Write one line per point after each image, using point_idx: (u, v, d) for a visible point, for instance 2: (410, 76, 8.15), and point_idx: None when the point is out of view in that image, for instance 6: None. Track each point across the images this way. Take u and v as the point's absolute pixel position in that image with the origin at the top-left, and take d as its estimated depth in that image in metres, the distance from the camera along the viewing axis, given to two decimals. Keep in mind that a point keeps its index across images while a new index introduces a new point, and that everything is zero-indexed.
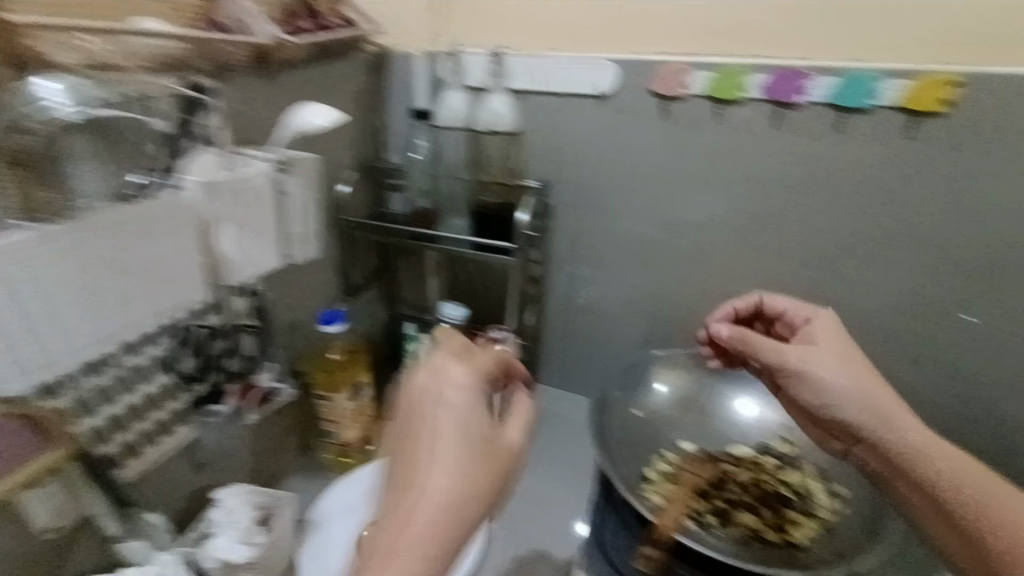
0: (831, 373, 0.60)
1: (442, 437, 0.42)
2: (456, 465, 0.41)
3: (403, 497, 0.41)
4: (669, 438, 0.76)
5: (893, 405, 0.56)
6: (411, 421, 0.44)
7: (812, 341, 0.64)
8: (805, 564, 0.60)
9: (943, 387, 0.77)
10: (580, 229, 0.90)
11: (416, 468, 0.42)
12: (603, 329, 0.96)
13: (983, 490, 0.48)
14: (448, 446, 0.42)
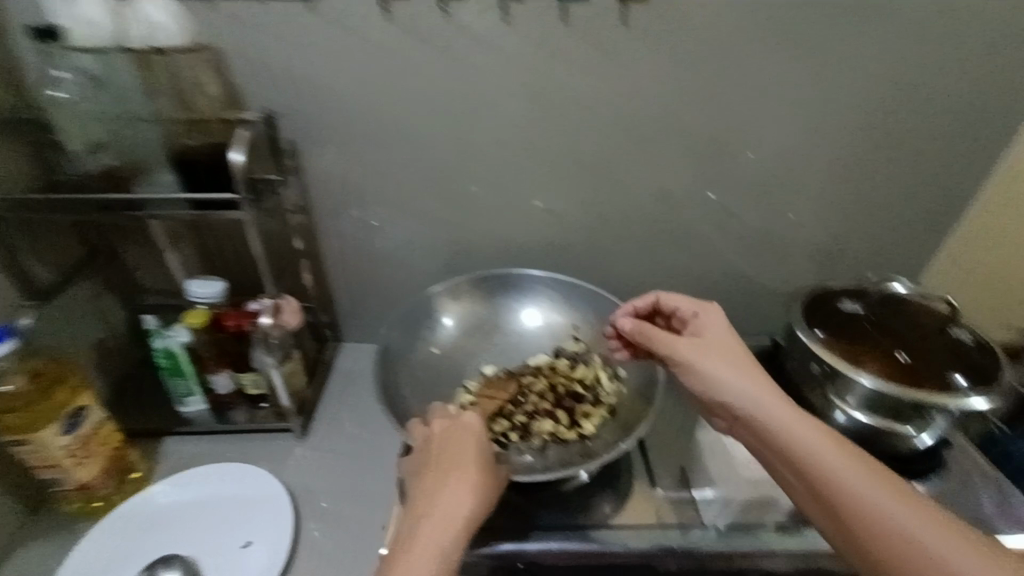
0: (708, 361, 0.57)
1: (473, 459, 0.54)
2: (468, 490, 0.51)
3: (418, 512, 0.50)
4: (468, 365, 0.75)
5: (757, 387, 0.53)
6: (453, 448, 0.55)
7: (702, 332, 0.62)
8: (594, 453, 0.63)
9: (686, 257, 0.89)
10: (335, 163, 0.80)
11: (436, 485, 0.51)
12: (391, 266, 0.91)
13: (843, 466, 0.45)
14: (471, 469, 0.52)
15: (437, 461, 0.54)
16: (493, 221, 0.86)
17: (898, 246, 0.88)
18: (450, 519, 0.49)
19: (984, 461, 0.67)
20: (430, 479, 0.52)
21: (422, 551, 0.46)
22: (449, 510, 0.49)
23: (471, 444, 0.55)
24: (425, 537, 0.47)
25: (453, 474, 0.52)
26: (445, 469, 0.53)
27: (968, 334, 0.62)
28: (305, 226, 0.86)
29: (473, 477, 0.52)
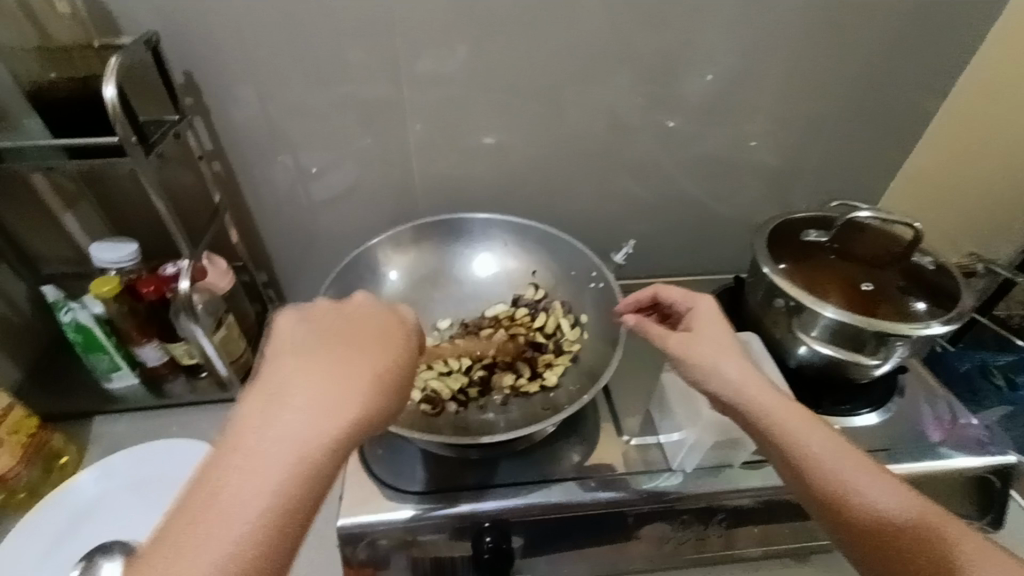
0: (695, 351, 0.53)
1: (376, 347, 0.41)
2: (331, 415, 0.37)
3: (280, 395, 0.37)
4: (422, 320, 0.71)
5: (740, 376, 0.50)
6: (352, 330, 0.42)
7: (691, 319, 0.57)
8: (559, 405, 0.61)
9: (647, 194, 0.84)
10: (245, 98, 0.70)
11: (314, 370, 0.38)
12: (329, 216, 0.82)
13: (826, 451, 0.44)
14: (350, 388, 0.38)
15: (320, 340, 0.40)
16: (438, 161, 0.78)
17: (860, 170, 0.85)
18: (322, 417, 0.36)
19: (935, 382, 0.70)
20: (307, 360, 0.39)
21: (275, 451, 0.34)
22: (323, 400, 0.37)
23: (379, 332, 0.42)
24: (283, 431, 0.35)
25: (341, 360, 0.39)
26: (332, 352, 0.40)
27: (931, 259, 0.61)
28: (222, 175, 0.76)
29: (369, 371, 0.39)
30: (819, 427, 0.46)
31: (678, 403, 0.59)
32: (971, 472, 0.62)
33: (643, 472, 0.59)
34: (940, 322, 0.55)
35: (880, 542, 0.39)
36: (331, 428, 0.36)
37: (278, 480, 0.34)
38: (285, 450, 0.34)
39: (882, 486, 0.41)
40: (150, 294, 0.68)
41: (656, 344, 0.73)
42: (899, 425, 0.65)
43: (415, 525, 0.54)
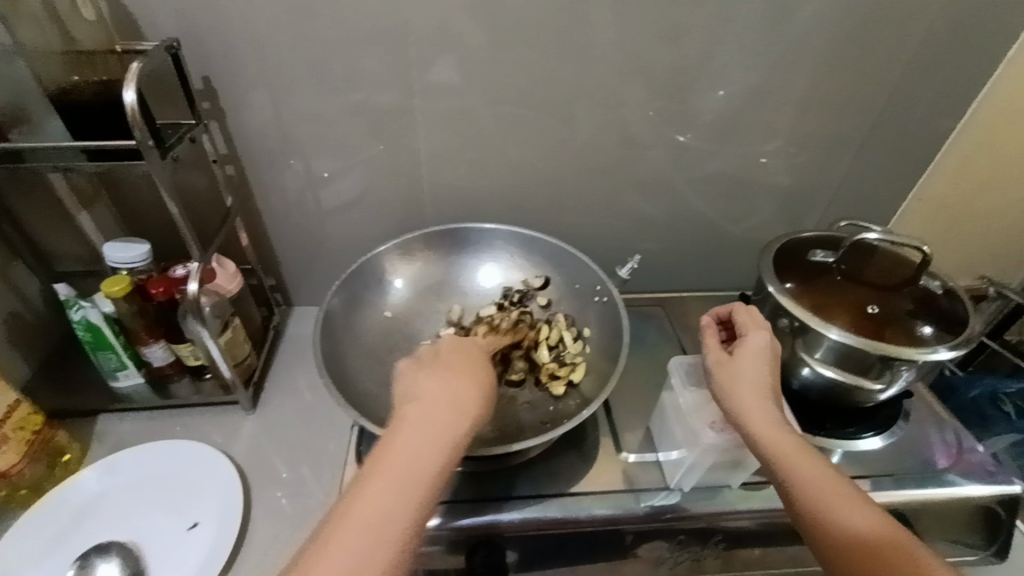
0: (742, 372, 0.52)
1: (473, 364, 0.51)
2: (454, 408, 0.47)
3: (411, 418, 0.45)
4: (427, 328, 0.71)
5: (761, 400, 0.50)
6: (457, 355, 0.52)
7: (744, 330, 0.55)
8: (559, 419, 0.61)
9: (654, 210, 0.84)
10: (261, 105, 0.71)
11: (436, 384, 0.48)
12: (338, 223, 0.83)
13: (820, 482, 0.45)
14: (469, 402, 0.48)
15: (433, 372, 0.49)
16: (448, 172, 0.79)
17: (870, 191, 0.85)
18: (442, 434, 0.44)
19: (941, 408, 0.69)
20: (427, 379, 0.48)
21: (409, 458, 0.42)
22: (447, 415, 0.46)
23: (471, 356, 0.51)
24: (414, 453, 0.43)
25: (450, 377, 0.49)
26: (449, 374, 0.49)
27: (939, 284, 0.60)
28: (235, 179, 0.77)
29: (476, 393, 0.48)
30: (805, 447, 0.47)
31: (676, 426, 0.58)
32: (977, 502, 0.60)
33: (643, 490, 0.58)
34: (948, 347, 0.54)
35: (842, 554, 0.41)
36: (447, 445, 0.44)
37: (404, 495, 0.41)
38: (414, 469, 0.42)
39: (852, 505, 0.43)
40: (159, 294, 0.69)
41: (658, 359, 0.73)
42: (902, 451, 0.64)
43: (412, 537, 0.54)
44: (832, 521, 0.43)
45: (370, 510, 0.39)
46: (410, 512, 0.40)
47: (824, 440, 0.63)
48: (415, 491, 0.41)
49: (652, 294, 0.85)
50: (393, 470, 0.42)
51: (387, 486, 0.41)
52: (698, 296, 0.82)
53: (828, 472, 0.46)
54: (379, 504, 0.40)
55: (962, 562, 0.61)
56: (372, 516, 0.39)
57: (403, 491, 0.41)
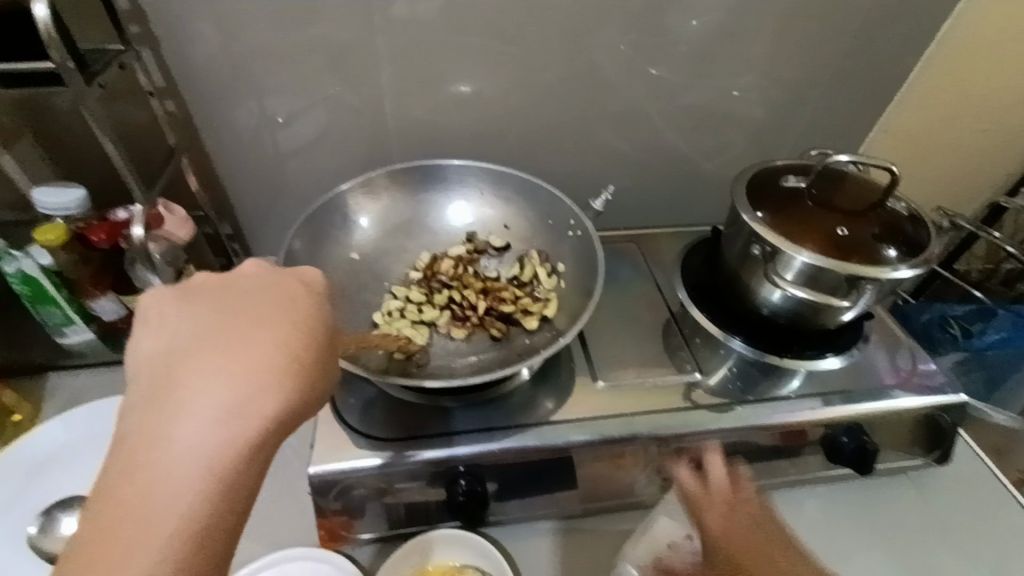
0: (717, 535, 0.51)
1: (271, 304, 0.41)
2: (222, 387, 0.37)
3: (174, 390, 0.37)
4: (393, 267, 0.69)
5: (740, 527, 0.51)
6: (257, 296, 0.42)
7: (707, 483, 0.55)
8: (533, 351, 0.61)
9: (626, 145, 0.82)
10: (201, 30, 0.65)
11: (205, 342, 0.38)
12: (294, 165, 0.78)
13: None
14: (247, 376, 0.37)
15: (202, 327, 0.39)
16: (412, 108, 0.75)
17: (840, 122, 0.85)
18: (221, 425, 0.36)
19: (899, 332, 0.72)
20: (200, 330, 0.39)
21: (182, 447, 0.35)
22: (241, 377, 0.37)
23: (280, 291, 0.42)
24: (189, 441, 0.35)
25: (231, 328, 0.39)
26: (232, 323, 0.40)
27: (905, 206, 0.62)
28: (177, 116, 0.70)
29: (268, 358, 0.38)
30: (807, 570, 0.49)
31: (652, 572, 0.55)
32: (924, 413, 0.64)
33: (623, 416, 0.58)
34: (907, 265, 0.55)
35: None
36: (244, 414, 0.37)
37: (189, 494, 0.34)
38: (196, 459, 0.35)
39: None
40: (102, 241, 0.65)
41: (631, 294, 0.73)
42: (862, 368, 0.67)
43: (388, 472, 0.53)
44: None
45: (151, 518, 0.33)
46: (201, 502, 0.34)
47: (788, 361, 0.65)
48: (180, 510, 0.34)
49: (626, 231, 0.84)
50: (166, 466, 0.34)
51: (162, 479, 0.34)
52: (671, 232, 0.82)
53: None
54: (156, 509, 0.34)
55: (904, 467, 0.67)
56: (149, 528, 0.33)
57: (168, 513, 0.33)
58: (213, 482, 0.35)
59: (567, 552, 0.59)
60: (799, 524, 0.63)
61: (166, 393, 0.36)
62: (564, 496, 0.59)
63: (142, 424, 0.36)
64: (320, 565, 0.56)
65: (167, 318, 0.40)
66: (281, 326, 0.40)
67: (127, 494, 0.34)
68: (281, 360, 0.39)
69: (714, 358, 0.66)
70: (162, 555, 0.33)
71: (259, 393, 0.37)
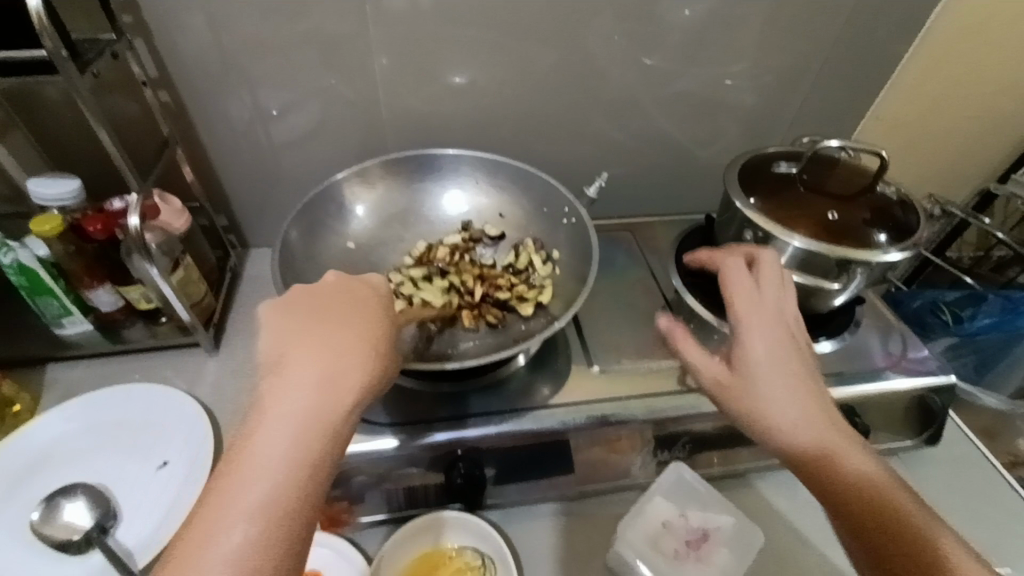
0: (754, 357, 0.46)
1: (361, 305, 0.45)
2: (315, 374, 0.40)
3: (286, 378, 0.40)
4: (388, 256, 0.69)
5: (784, 354, 0.46)
6: (342, 297, 0.46)
7: (757, 285, 0.50)
8: (528, 337, 0.61)
9: (620, 135, 0.83)
10: (194, 22, 0.65)
11: (308, 336, 0.42)
12: (289, 156, 0.78)
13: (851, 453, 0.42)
14: (337, 365, 0.41)
15: (297, 323, 0.43)
16: (406, 99, 0.75)
17: (831, 110, 0.85)
18: (315, 408, 0.39)
19: (891, 316, 0.73)
20: (294, 324, 0.43)
21: (288, 428, 0.38)
22: (333, 365, 0.41)
23: (360, 293, 0.46)
24: (291, 419, 0.38)
25: (329, 325, 0.43)
26: (323, 319, 0.43)
27: (894, 190, 0.63)
28: (170, 106, 0.71)
29: (354, 350, 0.42)
30: (832, 449, 0.42)
31: (648, 556, 0.55)
32: (915, 394, 0.65)
33: (618, 400, 0.59)
34: (896, 248, 0.56)
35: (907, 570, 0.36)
36: (341, 402, 0.40)
37: (289, 471, 0.37)
38: (295, 435, 0.38)
39: (907, 519, 0.38)
40: (97, 232, 0.65)
41: (626, 281, 0.74)
42: (854, 351, 0.67)
43: (386, 457, 0.54)
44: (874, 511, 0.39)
45: (254, 489, 0.36)
46: (295, 478, 0.37)
47: None
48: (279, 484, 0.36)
49: (620, 220, 0.84)
50: (269, 443, 0.37)
51: (268, 456, 0.37)
52: (665, 219, 0.82)
53: (862, 475, 0.41)
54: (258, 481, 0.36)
55: (896, 449, 0.68)
56: (249, 500, 0.35)
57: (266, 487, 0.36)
58: (306, 460, 0.37)
59: (565, 534, 0.60)
60: (795, 506, 0.64)
61: (279, 379, 0.40)
62: (562, 479, 0.60)
63: (259, 406, 0.39)
64: (317, 548, 0.56)
65: (273, 314, 0.43)
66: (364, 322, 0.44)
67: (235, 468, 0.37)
68: (364, 352, 0.42)
69: (709, 343, 0.67)
70: (264, 523, 0.35)
71: (347, 381, 0.41)
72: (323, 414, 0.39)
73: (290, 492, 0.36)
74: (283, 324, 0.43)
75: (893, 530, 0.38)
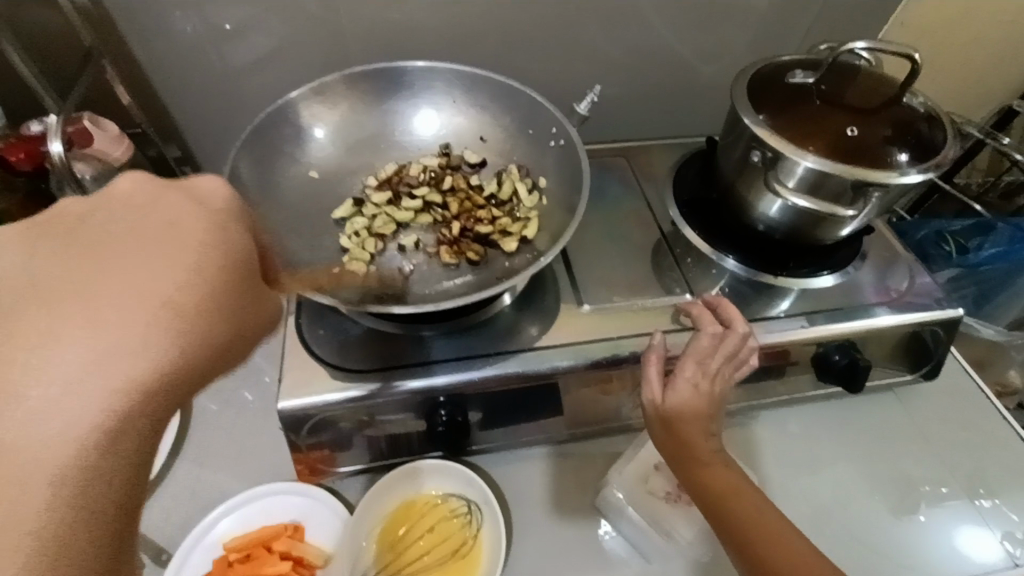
0: (687, 391, 0.49)
1: (168, 238, 0.29)
2: (80, 365, 0.26)
3: (23, 385, 0.25)
4: (355, 185, 0.62)
5: (709, 396, 0.49)
6: (144, 224, 0.30)
7: (716, 343, 0.51)
8: (512, 274, 0.56)
9: (615, 46, 0.73)
10: None
11: (76, 313, 0.26)
12: (239, 75, 0.68)
13: (736, 475, 0.48)
14: (109, 349, 0.26)
15: (65, 276, 0.27)
16: (369, 5, 0.64)
17: (851, 16, 0.76)
18: (68, 429, 0.25)
19: (898, 245, 0.68)
20: (54, 287, 0.27)
21: (25, 432, 0.25)
22: (103, 354, 0.26)
23: (171, 228, 0.30)
24: (27, 448, 0.24)
25: (102, 284, 0.27)
26: (104, 270, 0.28)
27: (922, 104, 0.56)
28: (89, 11, 0.60)
29: (148, 314, 0.27)
30: (708, 457, 0.48)
31: (636, 491, 0.55)
32: (920, 328, 0.62)
33: (610, 340, 0.56)
34: (918, 171, 0.51)
35: (739, 550, 0.45)
36: (112, 395, 0.26)
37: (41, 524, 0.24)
38: (38, 473, 0.24)
39: (754, 511, 0.46)
40: (21, 162, 0.57)
41: (620, 213, 0.68)
42: (860, 284, 0.64)
43: (366, 405, 0.51)
44: (745, 518, 0.46)
45: None
46: (43, 530, 0.24)
47: (782, 280, 0.62)
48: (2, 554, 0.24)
49: (614, 144, 0.77)
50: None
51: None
52: (662, 143, 0.75)
53: (730, 477, 0.48)
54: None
55: (890, 383, 0.66)
56: None
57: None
58: (59, 500, 0.25)
59: (551, 476, 0.58)
60: (784, 443, 0.63)
61: (14, 372, 0.25)
62: (551, 422, 0.57)
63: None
64: (294, 497, 0.54)
65: (3, 272, 0.27)
66: (172, 264, 0.29)
67: None
68: (164, 316, 0.27)
69: (706, 278, 0.63)
70: None
71: (133, 372, 0.26)
72: (90, 427, 0.25)
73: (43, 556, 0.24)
74: (37, 296, 0.27)
75: (739, 518, 0.45)
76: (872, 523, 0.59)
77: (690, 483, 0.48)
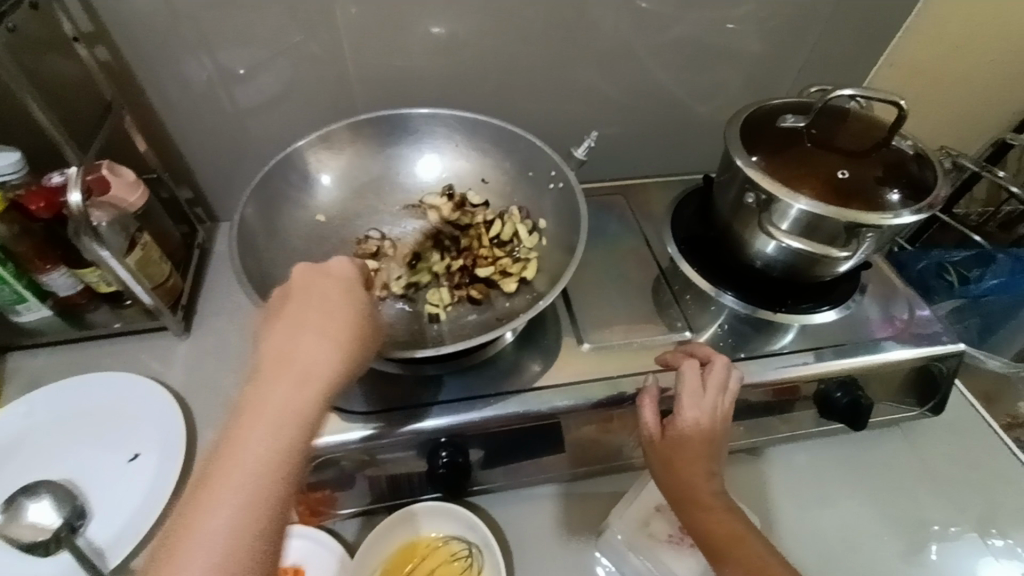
0: (687, 432, 0.48)
1: (336, 302, 0.42)
2: (298, 371, 0.38)
3: (259, 381, 0.38)
4: (360, 227, 0.64)
5: (709, 436, 0.49)
6: (311, 293, 0.42)
7: (708, 382, 0.50)
8: (512, 315, 0.57)
9: (611, 87, 0.76)
10: None
11: (286, 341, 0.40)
12: (249, 121, 0.71)
13: (737, 518, 0.48)
14: (309, 360, 0.39)
15: (282, 323, 0.41)
16: (374, 56, 0.68)
17: (839, 55, 0.79)
18: (291, 406, 0.38)
19: (898, 281, 0.68)
20: (270, 328, 0.41)
21: (256, 429, 0.37)
22: (307, 369, 0.39)
23: (339, 285, 0.43)
24: (264, 413, 0.37)
25: (301, 331, 0.40)
26: (300, 316, 0.41)
27: (911, 144, 0.58)
28: (112, 66, 0.64)
29: (337, 332, 0.41)
30: (708, 500, 0.48)
31: (638, 536, 0.54)
32: (923, 364, 0.61)
33: (610, 379, 0.56)
34: (911, 212, 0.51)
35: None
36: (308, 392, 0.38)
37: (258, 477, 0.35)
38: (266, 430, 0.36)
39: (759, 559, 0.45)
40: (41, 210, 0.60)
41: (619, 250, 0.69)
42: (860, 319, 0.64)
43: (368, 446, 0.51)
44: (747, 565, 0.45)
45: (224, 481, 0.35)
46: (271, 469, 0.36)
47: (782, 317, 0.62)
48: (248, 484, 0.35)
49: (613, 181, 0.78)
50: (240, 441, 0.36)
51: (237, 462, 0.35)
52: (659, 180, 0.77)
53: (732, 523, 0.47)
54: (210, 535, 0.33)
55: (900, 418, 0.65)
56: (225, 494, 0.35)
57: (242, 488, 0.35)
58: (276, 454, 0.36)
59: (551, 517, 0.58)
60: (789, 480, 0.63)
61: (255, 383, 0.38)
62: (552, 462, 0.57)
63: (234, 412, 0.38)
64: (297, 542, 0.54)
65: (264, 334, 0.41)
66: (343, 306, 0.42)
67: (207, 472, 0.36)
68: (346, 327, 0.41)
69: (705, 314, 0.64)
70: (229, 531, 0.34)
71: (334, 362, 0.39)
72: (295, 408, 0.37)
73: (264, 494, 0.35)
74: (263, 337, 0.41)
75: (743, 565, 0.45)
76: (882, 566, 0.58)
77: (692, 525, 0.48)
